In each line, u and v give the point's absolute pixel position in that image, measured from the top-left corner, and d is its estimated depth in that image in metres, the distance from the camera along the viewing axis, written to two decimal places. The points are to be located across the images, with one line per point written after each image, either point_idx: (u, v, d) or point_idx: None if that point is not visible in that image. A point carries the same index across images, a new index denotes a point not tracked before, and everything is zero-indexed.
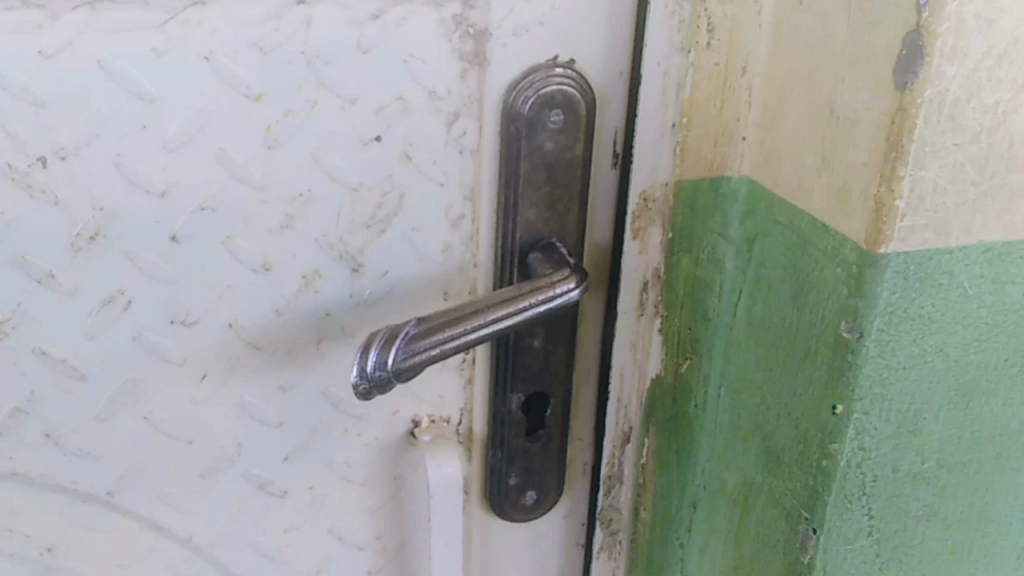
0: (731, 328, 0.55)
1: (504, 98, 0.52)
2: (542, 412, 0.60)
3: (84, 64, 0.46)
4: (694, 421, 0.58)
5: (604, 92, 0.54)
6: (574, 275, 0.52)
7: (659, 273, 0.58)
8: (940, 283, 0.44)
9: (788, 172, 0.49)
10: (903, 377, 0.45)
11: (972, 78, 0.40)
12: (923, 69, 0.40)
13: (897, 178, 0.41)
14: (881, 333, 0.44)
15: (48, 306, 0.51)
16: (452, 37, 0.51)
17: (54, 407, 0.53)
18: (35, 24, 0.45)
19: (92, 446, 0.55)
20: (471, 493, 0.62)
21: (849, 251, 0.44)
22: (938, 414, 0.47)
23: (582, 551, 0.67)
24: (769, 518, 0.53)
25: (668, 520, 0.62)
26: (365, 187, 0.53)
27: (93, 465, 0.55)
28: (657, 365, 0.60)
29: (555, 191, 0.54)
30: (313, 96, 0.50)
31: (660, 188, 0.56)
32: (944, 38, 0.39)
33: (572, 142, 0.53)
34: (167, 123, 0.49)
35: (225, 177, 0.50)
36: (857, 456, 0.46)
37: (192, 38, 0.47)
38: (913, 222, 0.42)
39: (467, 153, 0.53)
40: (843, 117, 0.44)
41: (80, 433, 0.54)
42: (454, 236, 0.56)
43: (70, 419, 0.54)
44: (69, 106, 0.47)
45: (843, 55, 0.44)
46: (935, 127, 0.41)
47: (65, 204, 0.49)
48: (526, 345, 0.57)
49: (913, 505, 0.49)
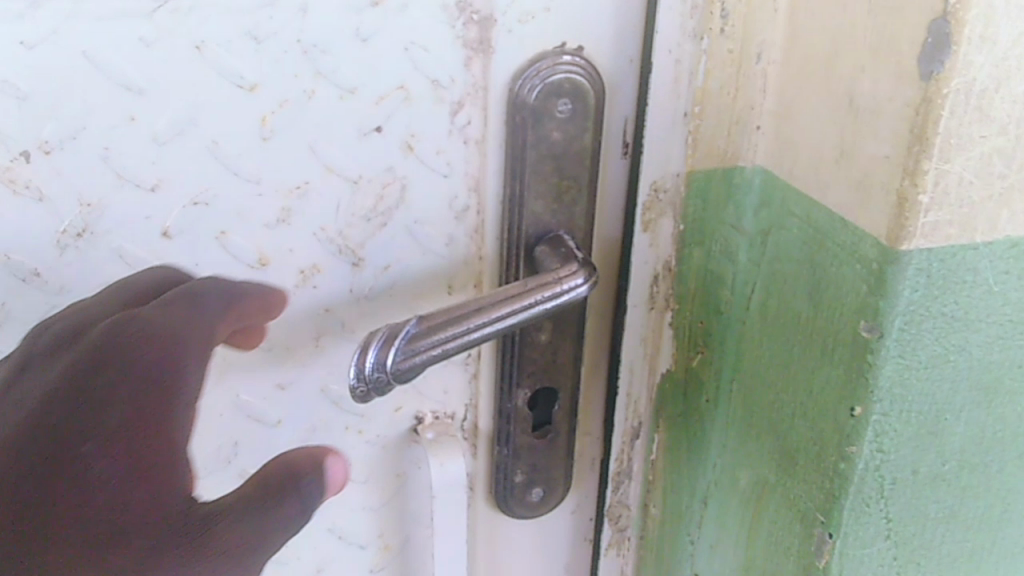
0: (743, 322, 0.53)
1: (510, 87, 0.50)
2: (550, 408, 0.59)
3: (68, 54, 0.44)
4: (705, 415, 0.58)
5: (614, 79, 0.52)
6: (582, 270, 0.50)
7: (670, 265, 0.56)
8: (963, 280, 0.43)
9: (805, 162, 0.47)
10: (924, 377, 0.44)
11: (1001, 67, 0.39)
12: (950, 58, 0.38)
13: (920, 172, 0.40)
14: (902, 333, 0.43)
15: (37, 307, 0.50)
16: (455, 23, 0.49)
17: None
18: (15, 13, 0.43)
19: None
20: (477, 489, 0.61)
21: (869, 248, 0.43)
22: (960, 414, 0.46)
23: (591, 546, 0.66)
24: (783, 520, 0.52)
25: (680, 515, 0.62)
26: (365, 178, 0.51)
27: None
28: (668, 360, 0.59)
29: (562, 182, 0.53)
30: (311, 86, 0.48)
31: (672, 179, 0.54)
32: (972, 25, 0.37)
33: (581, 132, 0.52)
34: (157, 116, 0.47)
35: (219, 169, 0.49)
36: (875, 458, 0.45)
37: (182, 27, 0.45)
38: (937, 218, 0.41)
39: (472, 143, 0.52)
40: (862, 108, 0.43)
41: None
42: (457, 229, 0.54)
43: None
44: (51, 99, 0.45)
45: (864, 42, 0.42)
46: (962, 118, 0.39)
47: (50, 200, 0.48)
48: (533, 340, 0.55)
49: (931, 507, 0.48)
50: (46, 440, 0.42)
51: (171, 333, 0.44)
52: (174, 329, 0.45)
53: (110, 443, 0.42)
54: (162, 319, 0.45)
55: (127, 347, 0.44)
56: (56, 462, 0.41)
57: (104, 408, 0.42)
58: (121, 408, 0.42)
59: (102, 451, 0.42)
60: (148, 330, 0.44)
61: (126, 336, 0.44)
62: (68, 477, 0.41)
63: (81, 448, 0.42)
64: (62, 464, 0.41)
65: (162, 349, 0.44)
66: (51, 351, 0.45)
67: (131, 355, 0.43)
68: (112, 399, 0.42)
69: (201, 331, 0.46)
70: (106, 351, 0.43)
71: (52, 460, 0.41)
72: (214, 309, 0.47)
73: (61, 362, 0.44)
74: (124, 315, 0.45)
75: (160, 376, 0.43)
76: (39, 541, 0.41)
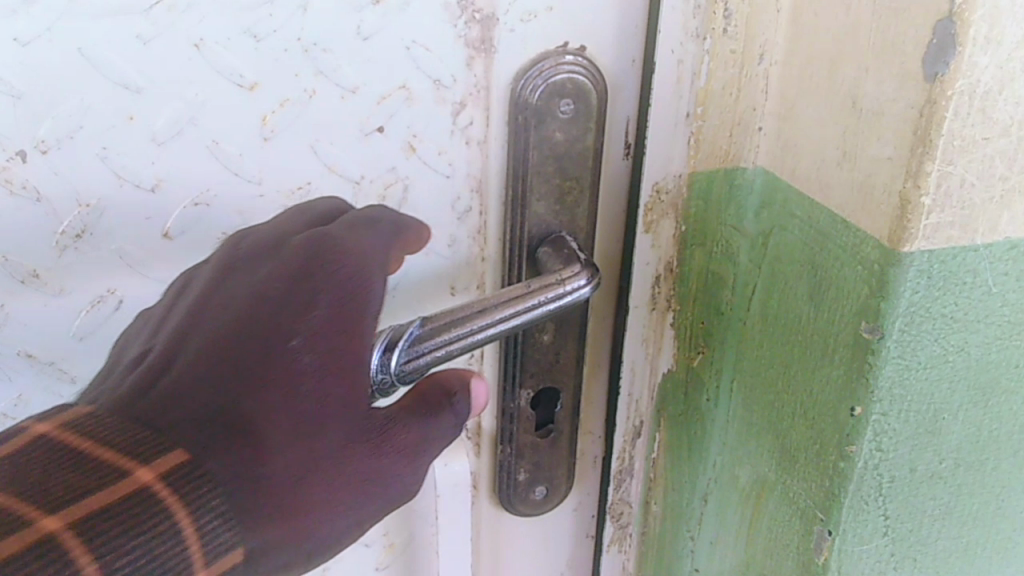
0: (743, 322, 0.54)
1: (512, 87, 0.50)
2: (552, 407, 0.59)
3: (65, 51, 0.44)
4: (705, 414, 0.58)
5: (616, 79, 0.52)
6: (585, 270, 0.51)
7: (672, 266, 0.57)
8: (963, 282, 0.43)
9: (807, 163, 0.47)
10: (923, 377, 0.45)
11: (1004, 70, 0.39)
12: (954, 59, 0.38)
13: (923, 174, 0.40)
14: (902, 333, 0.43)
15: (35, 308, 0.50)
16: (458, 22, 0.48)
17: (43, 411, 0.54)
18: (10, 9, 0.43)
19: None
20: (480, 487, 0.61)
21: (870, 249, 0.43)
22: (957, 414, 0.46)
23: (593, 542, 0.67)
24: (782, 516, 0.52)
25: (680, 511, 0.62)
26: (368, 179, 0.52)
27: None
28: (668, 360, 0.59)
29: (564, 183, 0.53)
30: (312, 85, 0.48)
31: (674, 180, 0.54)
32: (977, 27, 0.37)
33: (583, 133, 0.52)
34: (156, 115, 0.47)
35: (220, 170, 0.49)
36: (874, 458, 0.46)
37: (181, 24, 0.45)
38: (939, 220, 0.41)
39: (474, 143, 0.52)
40: (865, 109, 0.43)
41: None
42: (460, 230, 0.54)
43: None
44: (48, 98, 0.45)
45: (867, 43, 0.42)
46: (965, 120, 0.39)
47: (47, 200, 0.47)
48: (535, 340, 0.56)
49: (928, 505, 0.48)
50: (257, 331, 0.42)
51: (361, 251, 0.45)
52: (365, 247, 0.45)
53: (318, 339, 0.42)
54: (353, 235, 0.45)
55: (329, 255, 0.44)
56: (271, 349, 0.42)
57: (314, 305, 0.43)
58: (323, 313, 0.43)
59: (309, 347, 0.42)
60: (343, 247, 0.45)
61: (322, 250, 0.44)
62: (279, 363, 0.41)
63: (291, 342, 0.42)
64: (269, 357, 0.42)
65: (352, 266, 0.44)
66: (250, 255, 0.46)
67: (329, 267, 0.44)
68: (308, 309, 0.43)
69: (381, 254, 0.46)
70: (310, 253, 0.44)
71: (263, 350, 0.42)
72: (386, 233, 0.47)
73: (262, 261, 0.46)
74: (317, 230, 0.45)
75: (352, 293, 0.44)
76: (265, 417, 0.41)
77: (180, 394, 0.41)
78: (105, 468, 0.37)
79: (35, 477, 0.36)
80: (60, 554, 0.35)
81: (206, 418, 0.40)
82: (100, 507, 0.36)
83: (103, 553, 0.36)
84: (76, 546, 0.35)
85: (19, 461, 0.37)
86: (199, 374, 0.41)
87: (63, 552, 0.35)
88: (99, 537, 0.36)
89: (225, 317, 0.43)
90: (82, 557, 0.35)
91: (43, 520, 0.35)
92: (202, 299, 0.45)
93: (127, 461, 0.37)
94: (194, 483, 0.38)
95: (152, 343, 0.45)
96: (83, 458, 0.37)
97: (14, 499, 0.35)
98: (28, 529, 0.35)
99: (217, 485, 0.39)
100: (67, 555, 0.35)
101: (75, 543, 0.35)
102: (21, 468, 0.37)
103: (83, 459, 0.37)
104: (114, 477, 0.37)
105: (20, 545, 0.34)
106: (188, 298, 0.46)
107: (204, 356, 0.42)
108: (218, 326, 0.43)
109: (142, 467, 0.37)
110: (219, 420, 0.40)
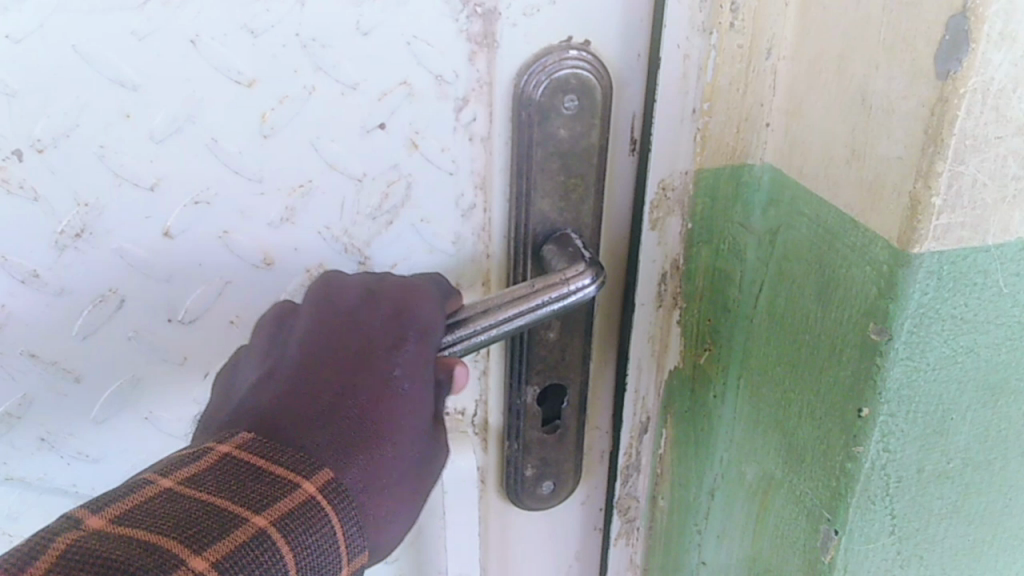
0: (751, 320, 0.54)
1: (515, 83, 0.49)
2: (558, 403, 0.59)
3: (58, 49, 0.43)
4: (713, 411, 0.58)
5: (621, 74, 0.51)
6: (591, 270, 0.50)
7: (678, 263, 0.56)
8: (974, 282, 0.43)
9: (815, 160, 0.46)
10: (931, 378, 0.44)
11: (1019, 66, 0.37)
12: (968, 57, 0.37)
13: (934, 174, 0.39)
14: (912, 334, 0.42)
15: (37, 307, 0.50)
16: (459, 17, 0.47)
17: (46, 410, 0.54)
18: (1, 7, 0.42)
19: (89, 448, 0.57)
20: (488, 482, 0.62)
21: (879, 250, 0.42)
22: (966, 413, 0.46)
23: (600, 535, 0.67)
24: (788, 515, 0.52)
25: (687, 504, 0.63)
26: (370, 177, 0.51)
27: (90, 466, 0.57)
28: (675, 356, 0.59)
29: (569, 179, 0.52)
30: (311, 82, 0.47)
31: (680, 177, 0.53)
32: (992, 22, 0.36)
33: (588, 129, 0.51)
34: (152, 113, 0.46)
35: (220, 168, 0.49)
36: (881, 458, 0.46)
37: (177, 21, 0.44)
38: (949, 220, 0.40)
39: (478, 140, 0.51)
40: (875, 106, 0.42)
41: (76, 436, 0.56)
42: (464, 228, 0.54)
43: (67, 424, 0.55)
44: (41, 97, 0.44)
45: (878, 37, 0.41)
46: (979, 118, 0.38)
47: (45, 199, 0.47)
48: (540, 338, 0.55)
49: (935, 504, 0.48)
50: (360, 363, 0.45)
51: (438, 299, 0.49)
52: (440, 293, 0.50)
53: (414, 369, 0.46)
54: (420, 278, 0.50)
55: (413, 299, 0.48)
56: (378, 382, 0.45)
57: (405, 342, 0.46)
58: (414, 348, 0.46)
59: (409, 373, 0.46)
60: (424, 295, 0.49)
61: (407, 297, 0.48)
62: (386, 394, 0.45)
63: (394, 377, 0.45)
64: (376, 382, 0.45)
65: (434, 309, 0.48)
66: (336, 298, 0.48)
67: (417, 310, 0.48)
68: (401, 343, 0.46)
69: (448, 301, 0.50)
70: (399, 295, 0.48)
71: (370, 376, 0.45)
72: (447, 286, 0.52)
73: (349, 299, 0.48)
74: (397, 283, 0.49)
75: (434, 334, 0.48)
76: (377, 431, 0.44)
77: (304, 420, 0.43)
78: (282, 479, 0.40)
79: (231, 485, 0.40)
80: (271, 550, 0.39)
81: (335, 440, 0.43)
82: (291, 509, 0.40)
83: (297, 549, 0.40)
84: (281, 542, 0.39)
85: (213, 474, 0.40)
86: (320, 404, 0.44)
87: (272, 547, 0.39)
88: (294, 534, 0.40)
89: (330, 352, 0.46)
90: (284, 550, 0.39)
91: (251, 520, 0.39)
92: (301, 331, 0.47)
93: (294, 475, 0.41)
94: (346, 494, 0.42)
95: (255, 371, 0.47)
96: (262, 471, 0.40)
97: (224, 504, 0.39)
98: (242, 527, 0.38)
99: (359, 498, 0.42)
100: (275, 549, 0.39)
101: (278, 539, 0.39)
102: (217, 479, 0.40)
103: (263, 471, 0.40)
104: (292, 487, 0.40)
105: (240, 541, 0.38)
106: (285, 330, 0.48)
107: (318, 386, 0.44)
108: (323, 358, 0.46)
109: (309, 479, 0.41)
110: (346, 442, 0.43)
